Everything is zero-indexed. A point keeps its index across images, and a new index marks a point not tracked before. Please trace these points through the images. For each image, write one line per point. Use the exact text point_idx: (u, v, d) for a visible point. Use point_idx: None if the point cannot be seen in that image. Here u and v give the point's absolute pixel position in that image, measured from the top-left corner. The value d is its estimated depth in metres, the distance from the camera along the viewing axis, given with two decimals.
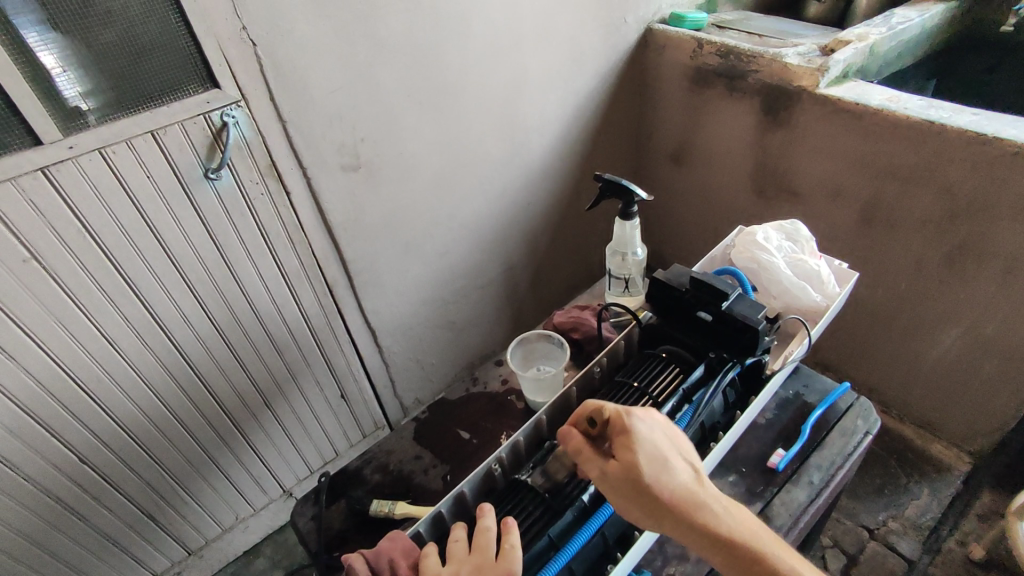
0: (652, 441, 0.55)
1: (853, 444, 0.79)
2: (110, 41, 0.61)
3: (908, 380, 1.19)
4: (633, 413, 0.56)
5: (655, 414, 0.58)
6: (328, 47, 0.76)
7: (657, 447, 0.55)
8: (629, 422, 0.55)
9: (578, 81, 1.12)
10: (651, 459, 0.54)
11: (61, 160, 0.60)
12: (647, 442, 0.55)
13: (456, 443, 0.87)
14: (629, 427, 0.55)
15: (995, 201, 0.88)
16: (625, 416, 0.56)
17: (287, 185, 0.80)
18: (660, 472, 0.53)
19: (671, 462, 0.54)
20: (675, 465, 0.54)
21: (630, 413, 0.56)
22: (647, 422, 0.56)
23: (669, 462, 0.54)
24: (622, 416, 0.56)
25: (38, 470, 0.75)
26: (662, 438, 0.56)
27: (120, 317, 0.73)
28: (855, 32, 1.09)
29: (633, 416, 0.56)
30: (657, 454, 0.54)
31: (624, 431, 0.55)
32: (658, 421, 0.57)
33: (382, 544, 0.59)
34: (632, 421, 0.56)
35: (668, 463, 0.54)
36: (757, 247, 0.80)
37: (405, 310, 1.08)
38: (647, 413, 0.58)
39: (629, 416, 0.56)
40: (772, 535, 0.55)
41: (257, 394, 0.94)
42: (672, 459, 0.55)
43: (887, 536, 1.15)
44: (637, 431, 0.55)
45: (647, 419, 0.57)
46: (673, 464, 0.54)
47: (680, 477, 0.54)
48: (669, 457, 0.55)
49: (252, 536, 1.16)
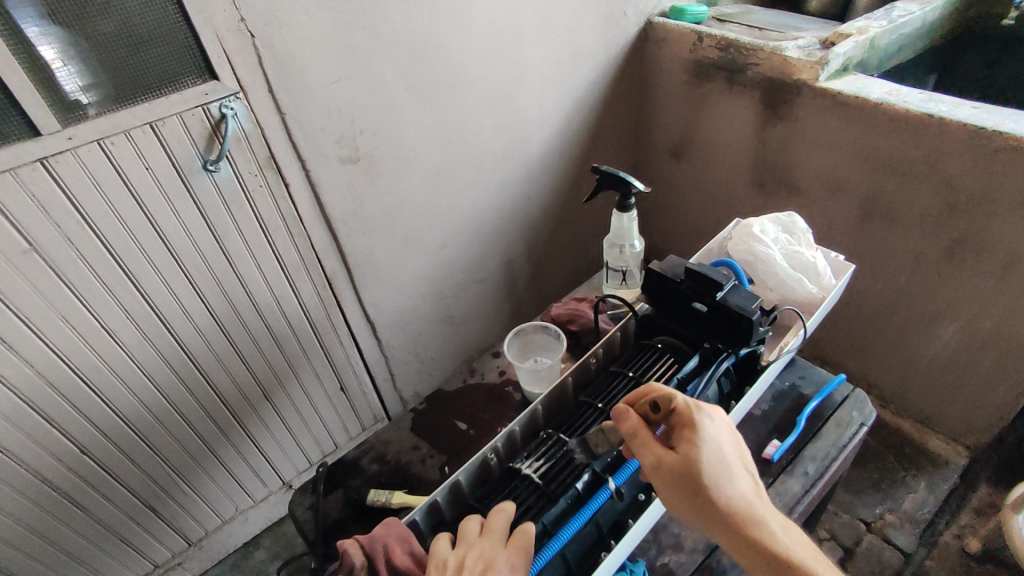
0: (716, 441, 0.54)
1: (848, 435, 0.79)
2: (108, 32, 0.61)
3: (906, 375, 1.20)
4: (702, 409, 0.56)
5: (722, 415, 0.57)
6: (328, 38, 0.76)
7: (719, 447, 0.54)
8: (696, 417, 0.55)
9: (577, 74, 1.12)
10: (713, 459, 0.53)
11: (60, 152, 0.61)
12: (711, 443, 0.54)
13: (454, 434, 0.87)
14: (696, 423, 0.54)
15: (994, 195, 0.88)
16: (694, 410, 0.55)
17: (286, 177, 0.80)
18: (719, 474, 0.53)
19: (731, 468, 0.54)
20: (734, 473, 0.54)
21: (699, 409, 0.56)
22: (714, 421, 0.56)
23: (729, 468, 0.53)
24: (691, 409, 0.55)
25: (38, 461, 0.76)
26: (727, 441, 0.55)
27: (119, 309, 0.73)
28: (856, 26, 1.09)
29: (701, 412, 0.55)
30: (719, 456, 0.54)
31: (690, 424, 0.55)
32: (725, 424, 0.56)
33: (377, 530, 0.60)
34: (700, 417, 0.55)
35: (728, 468, 0.53)
36: (753, 239, 0.80)
37: (404, 302, 1.08)
38: (715, 413, 0.57)
39: (698, 411, 0.55)
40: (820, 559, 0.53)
41: (257, 387, 0.95)
42: (732, 465, 0.54)
43: (884, 529, 1.15)
44: (703, 427, 0.54)
45: (715, 419, 0.56)
46: (733, 469, 0.54)
47: (737, 485, 0.53)
48: (730, 464, 0.54)
49: (252, 527, 1.17)
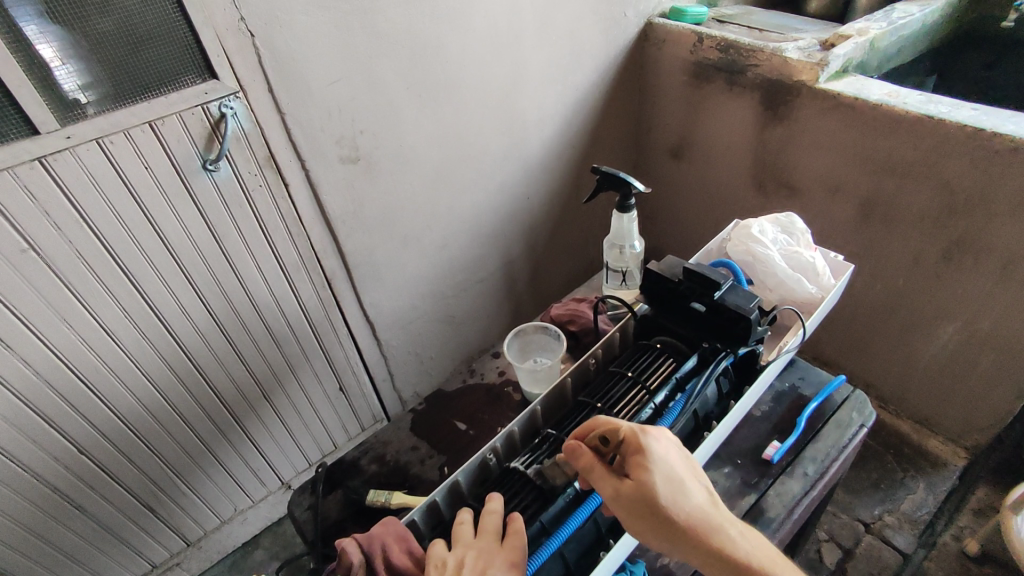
0: (667, 461, 0.54)
1: (848, 436, 0.79)
2: (108, 31, 0.61)
3: (905, 376, 1.20)
4: (646, 432, 0.55)
5: (668, 435, 0.57)
6: (328, 38, 0.75)
7: (671, 467, 0.53)
8: (642, 441, 0.54)
9: (577, 75, 1.12)
10: (666, 480, 0.53)
11: (59, 151, 0.60)
12: (662, 463, 0.53)
13: (453, 434, 0.87)
14: (643, 446, 0.54)
15: (993, 196, 0.88)
16: (638, 434, 0.55)
17: (285, 177, 0.80)
18: (675, 494, 0.52)
19: (685, 485, 0.53)
20: (689, 488, 0.53)
21: (643, 433, 0.55)
22: (659, 441, 0.55)
23: (683, 484, 0.53)
24: (635, 436, 0.55)
25: (36, 461, 0.76)
26: (677, 459, 0.55)
27: (118, 308, 0.73)
28: (856, 27, 1.09)
29: (647, 436, 0.55)
30: (671, 475, 0.53)
31: (637, 449, 0.54)
32: (672, 442, 0.56)
33: (376, 529, 0.60)
34: (645, 439, 0.54)
35: (683, 485, 0.53)
36: (753, 240, 0.80)
37: (403, 302, 1.08)
38: (661, 433, 0.56)
39: (643, 436, 0.55)
40: (785, 559, 0.53)
41: (256, 387, 0.95)
42: (686, 481, 0.53)
43: (883, 530, 1.15)
44: (651, 450, 0.54)
45: (661, 439, 0.55)
46: (687, 486, 0.53)
47: (694, 500, 0.52)
48: (684, 480, 0.53)
49: (250, 528, 1.17)
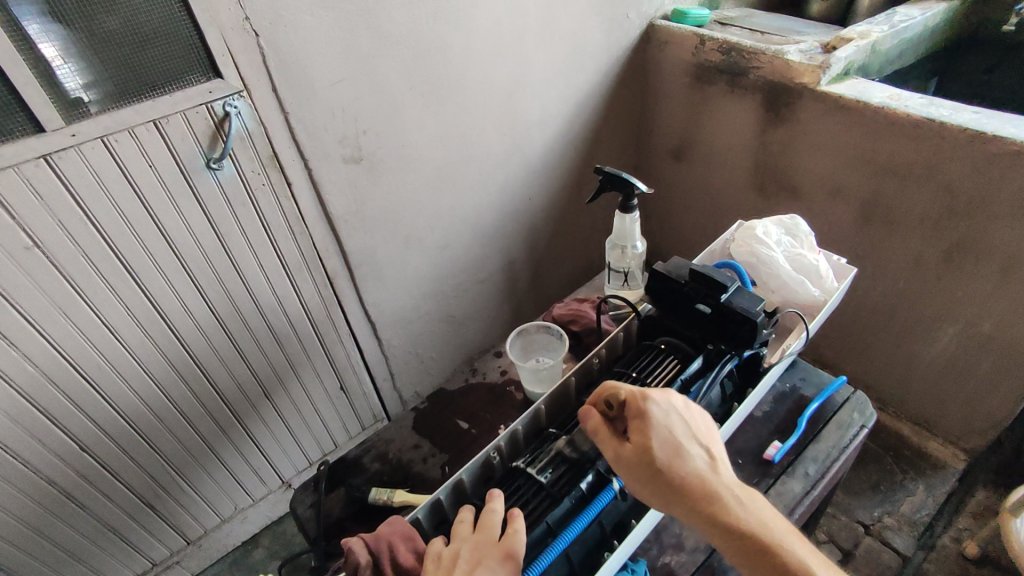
0: (667, 425, 0.55)
1: (849, 437, 0.79)
2: (113, 29, 0.61)
3: (905, 378, 1.20)
4: (649, 396, 0.56)
5: (673, 397, 0.57)
6: (331, 38, 0.76)
7: (671, 432, 0.54)
8: (643, 405, 0.56)
9: (579, 77, 1.12)
10: (665, 443, 0.54)
11: (64, 148, 0.61)
12: (661, 427, 0.54)
13: (455, 433, 0.87)
14: (644, 411, 0.55)
15: (994, 199, 0.88)
16: (640, 399, 0.56)
17: (288, 176, 0.81)
18: (674, 458, 0.53)
19: (685, 448, 0.54)
20: (689, 452, 0.54)
21: (646, 397, 0.56)
22: (663, 405, 0.56)
23: (684, 449, 0.54)
24: (637, 399, 0.56)
25: (38, 458, 0.76)
26: (679, 423, 0.55)
27: (121, 305, 0.73)
28: (857, 30, 1.09)
29: (649, 400, 0.56)
30: (671, 439, 0.54)
31: (638, 414, 0.55)
32: (677, 406, 0.57)
33: (382, 528, 0.60)
34: (646, 404, 0.56)
35: (682, 449, 0.54)
36: (756, 241, 0.81)
37: (405, 302, 1.08)
38: (666, 397, 0.57)
39: (645, 399, 0.56)
40: (790, 525, 0.53)
41: (257, 385, 0.95)
42: (687, 445, 0.54)
43: (882, 532, 1.16)
44: (651, 415, 0.55)
45: (664, 403, 0.56)
46: (687, 449, 0.54)
47: (693, 464, 0.53)
48: (684, 444, 0.54)
49: (251, 526, 1.17)
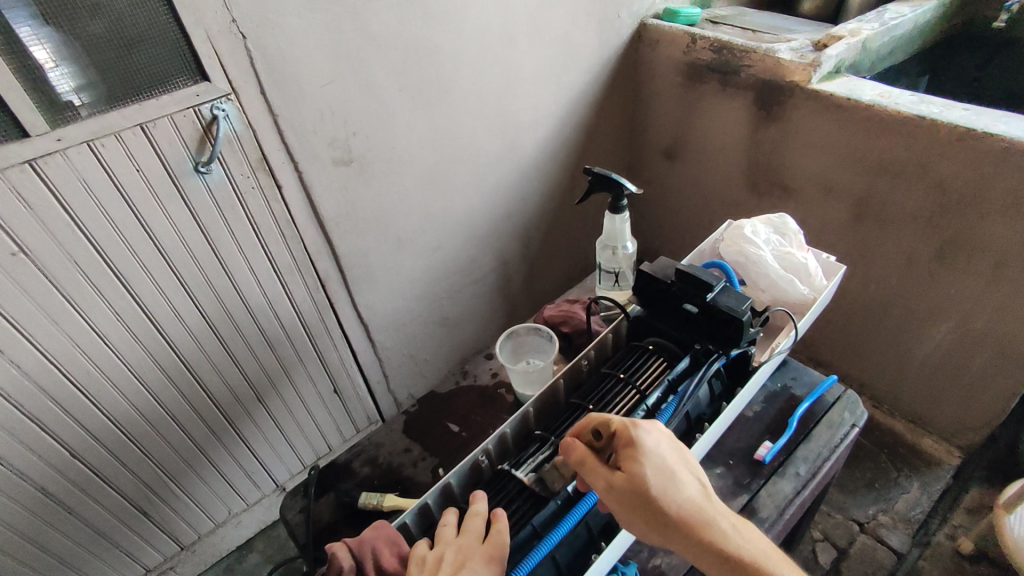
0: (659, 453, 0.54)
1: (840, 436, 0.79)
2: (98, 32, 0.61)
3: (899, 376, 1.20)
4: (638, 424, 0.56)
5: (660, 427, 0.57)
6: (320, 39, 0.75)
7: (664, 459, 0.54)
8: (634, 433, 0.55)
9: (571, 76, 1.12)
10: (658, 471, 0.53)
11: (49, 153, 0.60)
12: (654, 455, 0.54)
13: (446, 436, 0.87)
14: (636, 438, 0.54)
15: (984, 196, 0.88)
16: (630, 427, 0.55)
17: (278, 178, 0.80)
18: (667, 485, 0.52)
19: (677, 476, 0.53)
20: (681, 480, 0.53)
21: (635, 425, 0.56)
22: (652, 432, 0.56)
23: (675, 477, 0.53)
24: (627, 427, 0.55)
25: (28, 466, 0.75)
26: (669, 451, 0.55)
27: (109, 310, 0.73)
28: (848, 28, 1.09)
29: (638, 428, 0.55)
30: (663, 467, 0.53)
31: (630, 442, 0.54)
32: (665, 435, 0.56)
33: (367, 533, 0.60)
34: (637, 432, 0.55)
35: (675, 477, 0.53)
36: (745, 241, 0.80)
37: (397, 304, 1.08)
38: (653, 426, 0.57)
39: (635, 427, 0.55)
40: (777, 550, 0.53)
41: (250, 389, 0.94)
42: (679, 473, 0.54)
43: (877, 529, 1.16)
44: (643, 442, 0.54)
45: (653, 431, 0.56)
46: (679, 477, 0.54)
47: (686, 492, 0.53)
48: (676, 472, 0.54)
49: (245, 531, 1.16)
